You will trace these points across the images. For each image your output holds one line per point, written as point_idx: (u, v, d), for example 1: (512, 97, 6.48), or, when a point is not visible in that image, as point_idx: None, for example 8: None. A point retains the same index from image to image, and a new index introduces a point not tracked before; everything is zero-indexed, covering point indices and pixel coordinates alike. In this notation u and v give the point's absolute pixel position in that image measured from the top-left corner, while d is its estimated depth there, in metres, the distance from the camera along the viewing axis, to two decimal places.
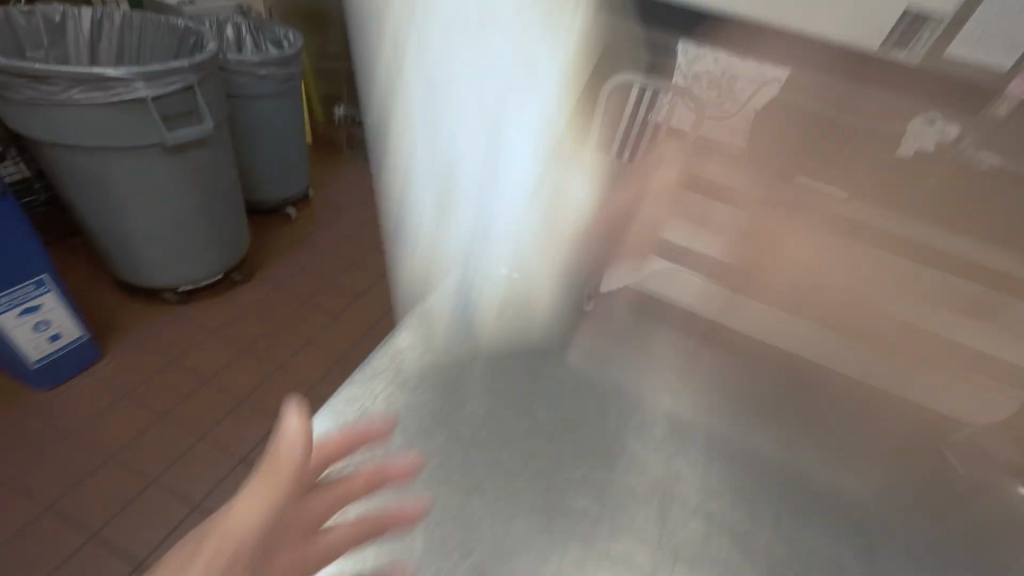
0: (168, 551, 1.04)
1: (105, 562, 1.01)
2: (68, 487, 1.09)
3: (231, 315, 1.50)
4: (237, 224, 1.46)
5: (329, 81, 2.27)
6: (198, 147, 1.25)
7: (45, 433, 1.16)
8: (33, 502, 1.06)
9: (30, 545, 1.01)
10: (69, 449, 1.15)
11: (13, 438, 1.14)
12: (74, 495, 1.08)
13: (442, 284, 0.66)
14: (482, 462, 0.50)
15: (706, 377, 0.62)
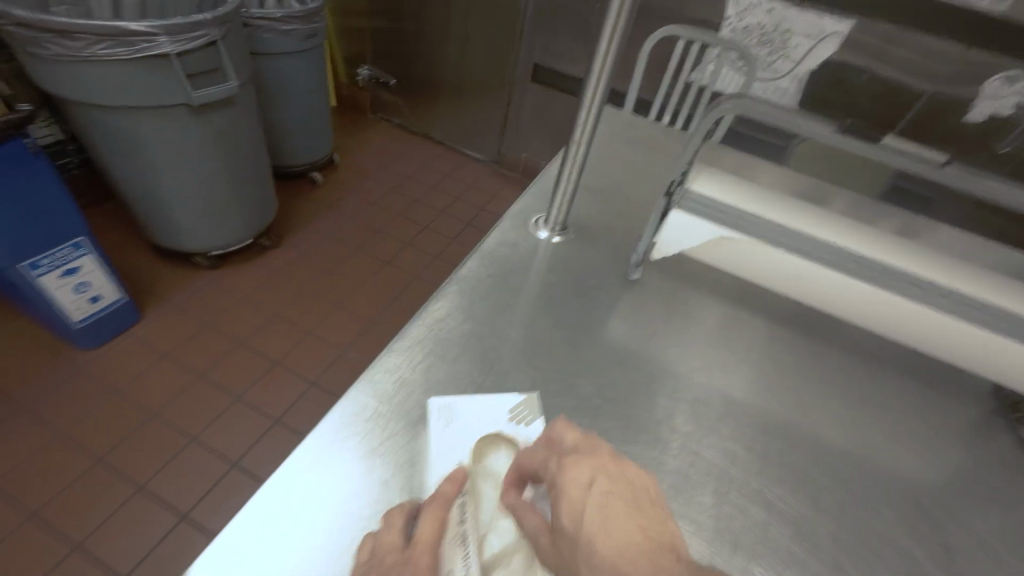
0: (211, 505, 1.08)
1: (152, 512, 1.06)
2: (115, 442, 1.14)
3: (261, 280, 1.51)
4: (265, 188, 1.45)
5: (352, 40, 2.20)
6: (224, 107, 1.22)
7: (91, 390, 1.21)
8: (83, 455, 1.11)
9: (84, 494, 1.06)
10: (114, 407, 1.19)
11: (61, 395, 1.19)
12: (122, 450, 1.13)
13: (479, 251, 0.62)
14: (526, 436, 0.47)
15: (762, 354, 0.58)
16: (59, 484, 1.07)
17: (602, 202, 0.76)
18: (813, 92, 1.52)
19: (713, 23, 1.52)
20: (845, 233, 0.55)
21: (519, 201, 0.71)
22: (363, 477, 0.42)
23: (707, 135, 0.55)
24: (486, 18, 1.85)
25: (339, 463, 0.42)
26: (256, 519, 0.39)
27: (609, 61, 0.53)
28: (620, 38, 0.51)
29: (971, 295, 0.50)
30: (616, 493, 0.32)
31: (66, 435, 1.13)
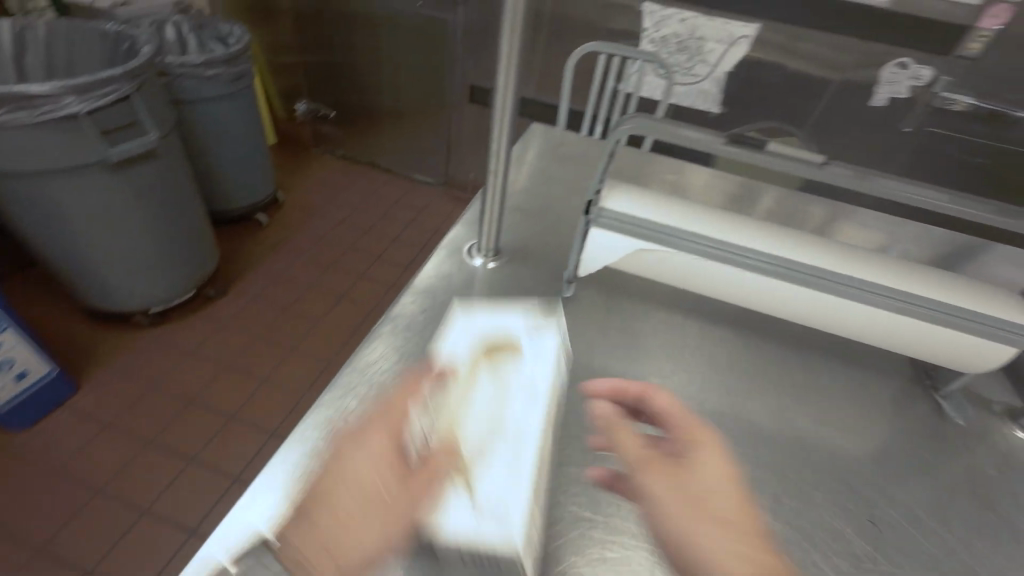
0: None
1: None
2: (58, 527, 1.06)
3: (208, 331, 1.44)
4: (203, 237, 1.40)
5: (285, 77, 2.17)
6: (147, 160, 1.18)
7: (25, 475, 1.12)
8: (21, 548, 1.03)
9: None
10: (53, 489, 1.11)
11: None
12: (65, 534, 1.05)
13: (413, 287, 0.62)
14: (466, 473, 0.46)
15: (696, 355, 0.60)
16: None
17: (535, 222, 0.77)
18: (733, 91, 1.61)
19: (633, 35, 1.60)
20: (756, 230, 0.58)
21: (453, 231, 0.72)
22: (297, 543, 0.40)
23: (615, 153, 0.57)
24: (418, 45, 1.87)
25: (271, 533, 0.40)
26: None
27: (511, 92, 0.55)
28: (518, 70, 0.53)
29: (872, 278, 0.54)
30: (714, 472, 0.46)
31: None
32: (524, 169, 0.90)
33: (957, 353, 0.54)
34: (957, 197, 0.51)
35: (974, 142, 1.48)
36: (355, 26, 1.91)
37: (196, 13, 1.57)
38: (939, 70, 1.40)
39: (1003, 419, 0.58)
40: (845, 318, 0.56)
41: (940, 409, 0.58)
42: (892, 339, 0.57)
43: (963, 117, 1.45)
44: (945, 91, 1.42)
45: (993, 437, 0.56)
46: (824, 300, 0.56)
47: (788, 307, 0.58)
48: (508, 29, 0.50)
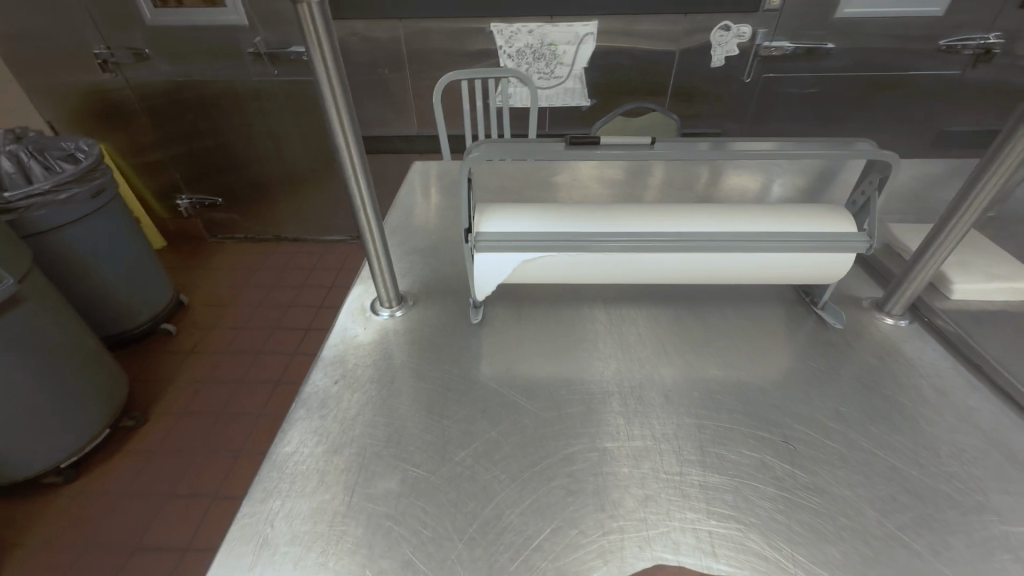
0: None
1: None
2: None
3: (136, 466, 1.31)
4: (101, 369, 1.28)
5: (156, 175, 2.05)
6: (10, 309, 1.06)
7: None
8: None
9: None
10: None
11: None
12: None
13: (321, 360, 0.61)
14: (410, 531, 0.45)
15: (606, 341, 0.63)
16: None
17: (437, 257, 0.80)
18: (596, 82, 1.73)
19: (492, 54, 1.68)
20: (622, 213, 0.63)
21: (353, 293, 0.72)
22: None
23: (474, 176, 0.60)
24: (287, 110, 1.84)
25: None
26: None
27: (359, 150, 0.56)
28: (355, 126, 0.54)
29: (725, 228, 0.60)
30: None
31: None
32: (423, 209, 0.92)
33: (816, 269, 0.61)
34: (770, 141, 0.58)
35: (805, 77, 1.68)
36: (216, 107, 1.85)
37: (32, 136, 1.44)
38: (756, 25, 1.59)
39: (872, 312, 0.66)
40: (720, 268, 0.62)
41: (822, 319, 0.65)
42: (761, 274, 0.63)
43: (787, 59, 1.65)
44: (766, 40, 1.61)
45: (869, 330, 0.64)
46: (698, 258, 0.61)
47: (671, 271, 0.63)
48: (330, 94, 0.51)
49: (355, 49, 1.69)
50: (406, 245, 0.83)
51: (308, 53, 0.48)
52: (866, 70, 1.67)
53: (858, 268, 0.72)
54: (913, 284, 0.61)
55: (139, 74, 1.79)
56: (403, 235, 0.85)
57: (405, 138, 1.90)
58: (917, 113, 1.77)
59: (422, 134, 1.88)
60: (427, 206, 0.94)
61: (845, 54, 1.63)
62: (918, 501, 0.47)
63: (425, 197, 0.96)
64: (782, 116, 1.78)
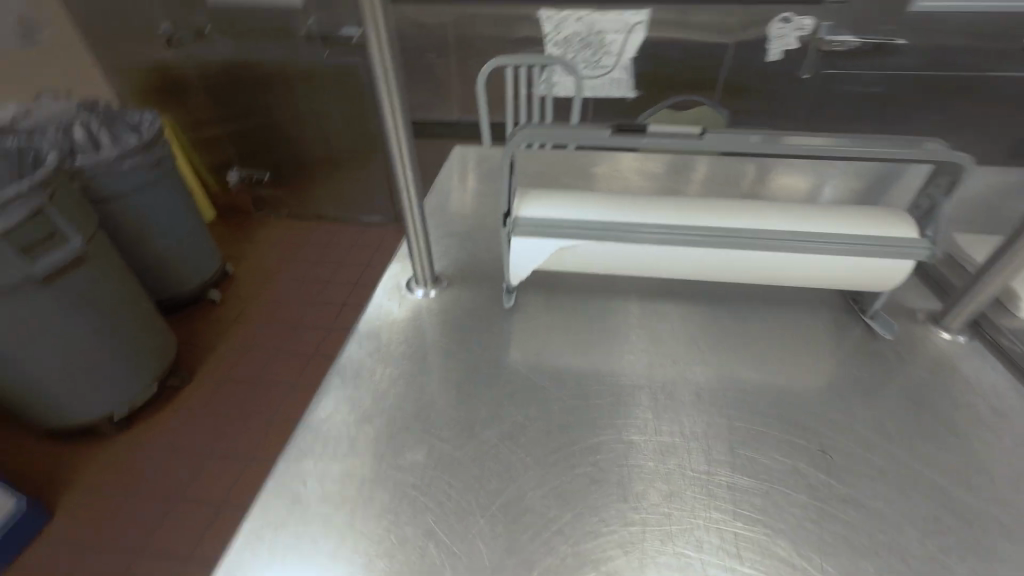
0: None
1: None
2: None
3: (181, 423, 1.40)
4: (154, 330, 1.36)
5: (211, 150, 2.15)
6: (77, 267, 1.14)
7: None
8: None
9: None
10: None
11: None
12: None
13: (357, 334, 0.63)
14: (433, 503, 0.46)
15: (638, 335, 0.63)
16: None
17: (474, 241, 0.80)
18: (644, 74, 1.68)
19: (539, 41, 1.66)
20: (662, 205, 0.61)
21: (390, 271, 0.73)
22: None
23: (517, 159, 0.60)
24: (334, 91, 1.88)
25: None
26: None
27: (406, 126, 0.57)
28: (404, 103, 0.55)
29: (771, 226, 0.57)
30: None
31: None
32: (461, 194, 0.93)
33: (868, 276, 0.58)
34: (829, 138, 0.55)
35: (869, 75, 1.58)
36: (269, 87, 1.91)
37: (102, 108, 1.54)
38: (818, 18, 1.50)
39: (927, 325, 0.62)
40: (763, 269, 0.60)
41: (872, 329, 0.62)
42: (809, 278, 0.60)
43: (850, 56, 1.56)
44: (828, 34, 1.53)
45: (923, 345, 0.60)
46: (740, 257, 0.59)
47: (712, 267, 0.61)
48: (383, 73, 0.52)
49: (403, 32, 1.70)
50: (442, 228, 0.84)
51: (365, 31, 0.49)
52: (938, 70, 1.55)
53: (915, 279, 0.68)
54: (977, 297, 0.57)
55: (200, 52, 1.87)
56: (440, 219, 0.86)
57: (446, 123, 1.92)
58: (994, 118, 1.63)
59: (463, 120, 1.89)
60: (465, 191, 0.94)
61: (913, 51, 1.52)
62: (964, 525, 0.45)
63: (464, 182, 0.97)
64: (840, 117, 1.69)
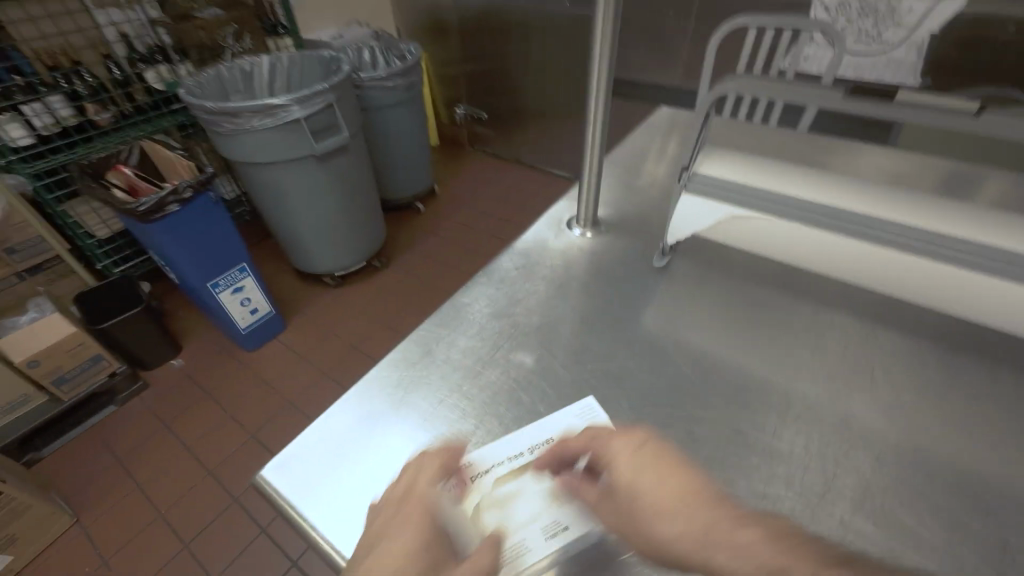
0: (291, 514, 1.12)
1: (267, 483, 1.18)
2: (243, 425, 1.31)
3: (372, 293, 1.71)
4: (373, 220, 1.69)
5: (450, 86, 2.46)
6: (340, 154, 1.46)
7: (236, 378, 1.43)
8: (231, 431, 1.30)
9: (221, 458, 1.24)
10: (248, 391, 1.39)
11: (218, 383, 1.42)
12: (250, 437, 1.28)
13: (511, 249, 0.70)
14: (532, 394, 0.51)
15: (800, 340, 0.55)
16: (207, 469, 1.22)
17: (645, 199, 0.80)
18: (941, 56, 1.30)
19: (803, 5, 1.41)
20: (864, 198, 0.54)
21: (556, 207, 0.78)
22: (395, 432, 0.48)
23: (706, 124, 0.60)
24: (563, 44, 1.94)
25: (372, 435, 0.48)
26: (307, 460, 0.46)
27: (608, 75, 0.61)
28: (611, 54, 0.59)
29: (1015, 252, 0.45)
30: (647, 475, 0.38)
31: (224, 419, 1.32)
32: (654, 156, 0.91)
33: None
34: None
35: None
36: (509, 34, 2.07)
37: (387, 36, 1.89)
38: None
39: None
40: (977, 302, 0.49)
41: None
42: None
43: None
44: None
45: None
46: (954, 278, 0.48)
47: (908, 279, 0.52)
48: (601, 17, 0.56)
49: None
50: (619, 183, 0.84)
51: None
52: None
53: None
54: None
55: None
56: (622, 173, 0.87)
57: (666, 90, 1.84)
58: None
59: (684, 87, 1.79)
60: (657, 156, 0.92)
61: None
62: None
63: (659, 145, 0.94)
64: None
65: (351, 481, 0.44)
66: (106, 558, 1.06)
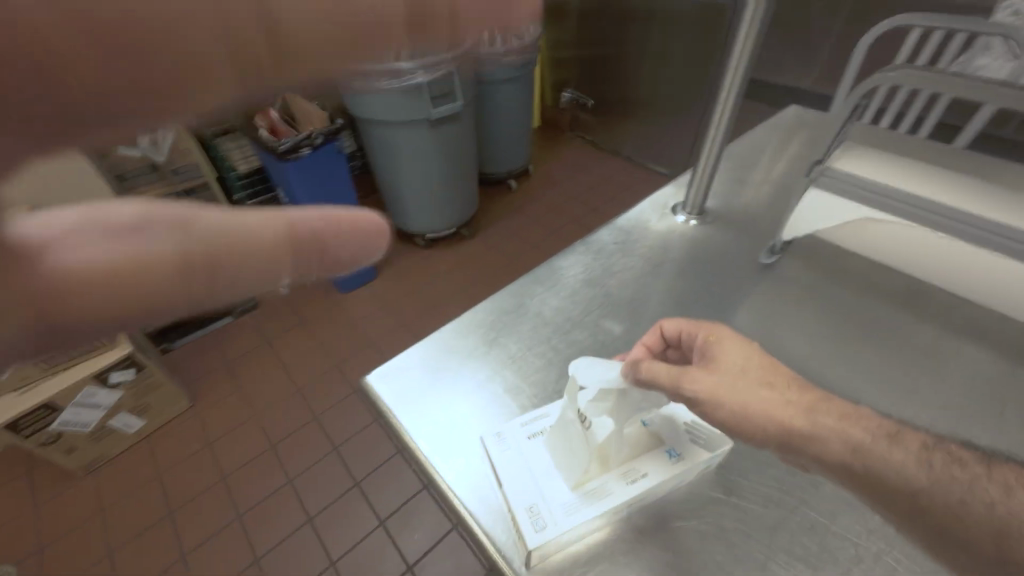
0: (357, 441, 1.24)
1: (342, 410, 1.30)
2: (329, 356, 1.45)
3: (456, 258, 1.80)
4: (468, 189, 1.77)
5: (561, 70, 2.46)
6: (450, 122, 1.53)
7: (330, 313, 1.59)
8: (319, 358, 1.45)
9: (308, 380, 1.39)
10: (337, 326, 1.55)
11: (314, 314, 1.59)
12: (332, 367, 1.42)
13: (611, 225, 0.70)
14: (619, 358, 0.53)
15: (917, 363, 0.51)
16: (297, 386, 1.37)
17: (757, 197, 0.76)
18: None
19: (983, 9, 1.23)
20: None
21: (661, 191, 0.78)
22: (485, 370, 0.52)
23: (851, 118, 0.56)
24: (686, 35, 1.86)
25: (464, 369, 0.52)
26: (408, 377, 0.51)
27: (748, 65, 0.58)
28: (760, 35, 0.55)
29: None
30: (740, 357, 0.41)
31: (315, 347, 1.48)
32: (774, 156, 0.86)
33: None
34: None
35: None
36: (630, 21, 2.01)
37: None
38: None
39: None
40: None
41: None
42: None
43: None
44: None
45: None
46: None
47: None
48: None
49: None
50: (731, 177, 0.81)
51: None
52: None
53: None
54: None
55: None
56: (735, 167, 0.84)
57: (792, 93, 1.70)
58: None
59: (813, 92, 1.65)
60: (778, 155, 0.86)
61: None
62: None
63: (782, 144, 0.89)
64: None
65: (448, 410, 0.48)
66: (211, 441, 1.25)
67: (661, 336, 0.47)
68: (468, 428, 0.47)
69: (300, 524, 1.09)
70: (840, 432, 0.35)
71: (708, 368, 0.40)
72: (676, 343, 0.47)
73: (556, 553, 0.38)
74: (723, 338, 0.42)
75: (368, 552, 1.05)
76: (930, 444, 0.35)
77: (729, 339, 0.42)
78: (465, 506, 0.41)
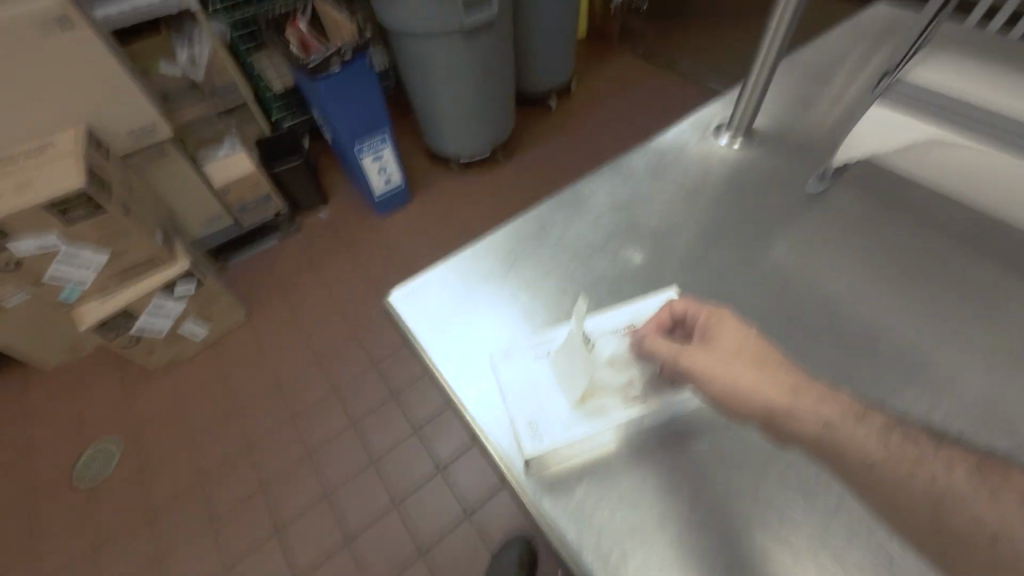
0: (395, 357, 1.33)
1: (380, 329, 1.39)
2: (367, 278, 1.52)
3: (490, 184, 1.76)
4: (504, 109, 1.69)
5: None
6: (485, 31, 1.42)
7: (367, 236, 1.64)
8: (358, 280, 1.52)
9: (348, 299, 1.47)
10: (374, 250, 1.59)
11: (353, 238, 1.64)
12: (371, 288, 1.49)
13: (645, 146, 0.65)
14: (639, 286, 0.52)
15: (962, 306, 0.48)
16: (339, 304, 1.46)
17: (818, 118, 0.68)
18: None
19: None
20: None
21: (705, 109, 0.70)
22: (504, 294, 0.53)
23: None
24: None
25: (475, 304, 0.52)
26: (430, 296, 0.53)
27: None
28: None
29: None
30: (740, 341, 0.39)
31: (353, 268, 1.55)
32: (849, 68, 0.75)
33: None
34: None
35: None
36: None
37: None
38: None
39: None
40: None
41: None
42: None
43: None
44: None
45: None
46: None
47: None
48: None
49: None
50: (791, 93, 0.72)
51: None
52: None
53: None
54: None
55: None
56: (799, 83, 0.73)
57: None
58: None
59: None
60: (855, 68, 0.75)
61: None
62: None
63: (861, 54, 0.77)
64: None
65: (457, 331, 0.50)
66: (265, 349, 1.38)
67: (670, 313, 0.45)
68: (483, 346, 0.49)
69: (343, 425, 1.23)
70: (814, 411, 0.36)
71: (704, 345, 0.40)
72: (683, 321, 0.44)
73: (558, 460, 0.41)
74: (724, 320, 0.41)
75: (405, 452, 1.17)
76: (891, 423, 0.36)
77: (729, 321, 0.41)
78: (486, 432, 0.43)
